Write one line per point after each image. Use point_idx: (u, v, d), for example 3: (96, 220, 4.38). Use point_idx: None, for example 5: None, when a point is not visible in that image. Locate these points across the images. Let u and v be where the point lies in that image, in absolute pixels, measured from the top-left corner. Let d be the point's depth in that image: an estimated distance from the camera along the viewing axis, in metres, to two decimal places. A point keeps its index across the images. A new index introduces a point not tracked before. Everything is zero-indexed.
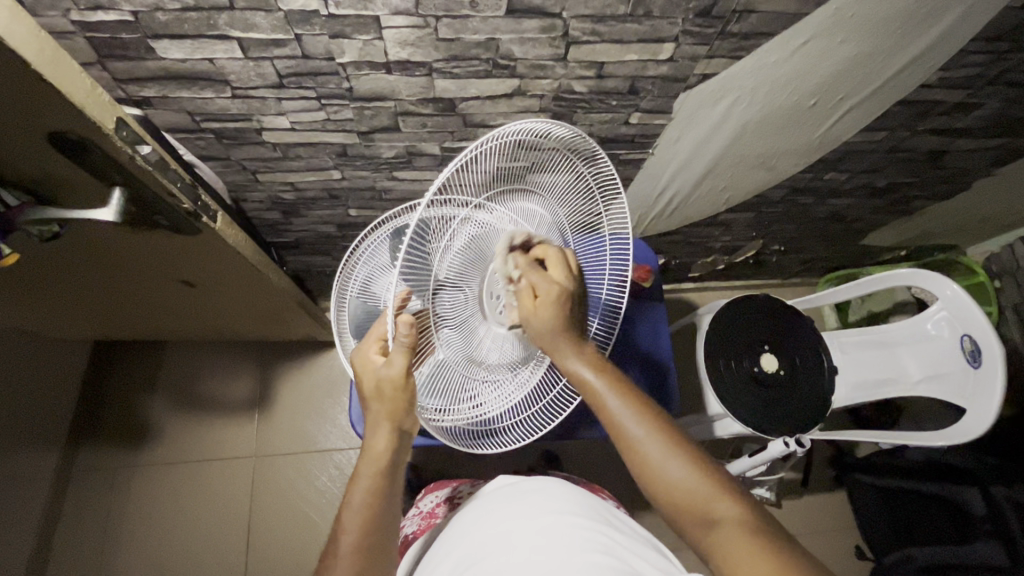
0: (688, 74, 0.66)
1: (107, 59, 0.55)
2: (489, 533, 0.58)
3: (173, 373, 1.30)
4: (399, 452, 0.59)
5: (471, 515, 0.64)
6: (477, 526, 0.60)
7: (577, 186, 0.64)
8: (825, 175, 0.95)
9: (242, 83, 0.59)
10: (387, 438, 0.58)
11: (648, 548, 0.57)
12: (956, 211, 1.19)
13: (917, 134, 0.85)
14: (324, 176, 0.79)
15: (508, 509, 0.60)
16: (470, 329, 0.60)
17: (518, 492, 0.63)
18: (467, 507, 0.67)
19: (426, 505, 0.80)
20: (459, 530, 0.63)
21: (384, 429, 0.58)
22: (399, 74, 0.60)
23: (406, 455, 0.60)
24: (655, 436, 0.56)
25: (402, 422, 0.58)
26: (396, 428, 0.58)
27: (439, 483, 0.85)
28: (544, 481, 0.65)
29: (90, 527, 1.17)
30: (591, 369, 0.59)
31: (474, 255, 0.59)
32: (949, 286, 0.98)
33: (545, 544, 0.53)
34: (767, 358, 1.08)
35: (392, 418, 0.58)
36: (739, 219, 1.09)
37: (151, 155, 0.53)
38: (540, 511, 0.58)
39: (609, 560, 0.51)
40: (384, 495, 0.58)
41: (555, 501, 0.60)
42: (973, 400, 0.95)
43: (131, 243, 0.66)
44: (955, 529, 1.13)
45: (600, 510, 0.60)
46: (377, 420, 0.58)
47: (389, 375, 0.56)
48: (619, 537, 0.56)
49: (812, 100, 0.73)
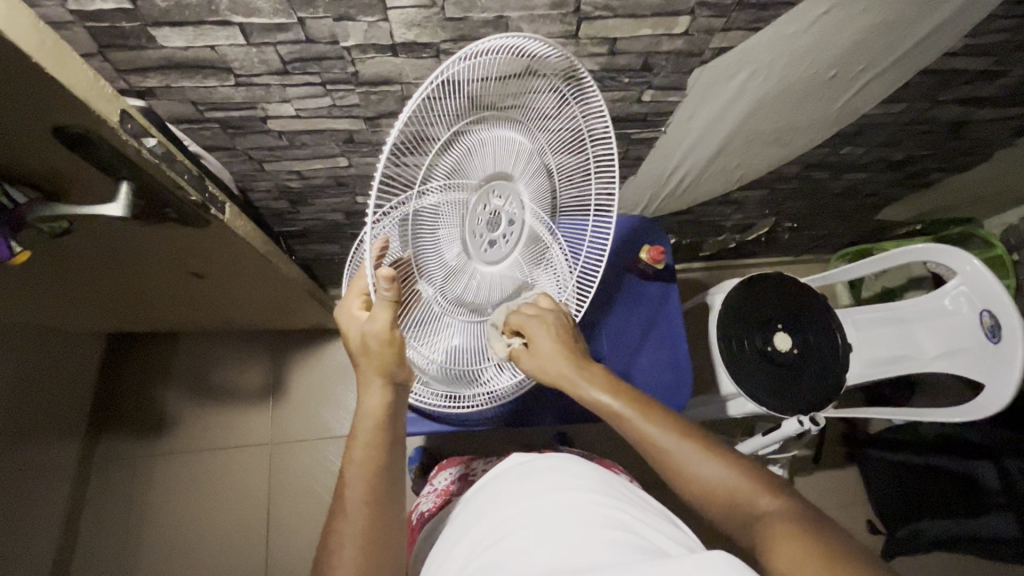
0: (703, 48, 0.63)
1: (107, 48, 0.54)
2: (507, 513, 0.57)
3: (187, 363, 1.31)
4: (395, 404, 0.59)
5: (485, 495, 0.63)
6: (492, 506, 0.60)
7: (558, 114, 0.58)
8: (842, 150, 0.93)
9: (245, 70, 0.58)
10: (381, 391, 0.58)
11: (664, 521, 0.58)
12: (975, 183, 1.16)
13: (939, 105, 0.83)
14: (331, 163, 0.78)
15: (523, 487, 0.60)
16: (457, 272, 0.59)
17: (529, 470, 0.63)
18: (480, 488, 0.66)
19: (441, 483, 0.80)
20: (473, 511, 0.62)
21: (376, 381, 0.57)
22: (405, 56, 0.58)
23: (403, 410, 0.60)
24: (686, 443, 0.56)
25: (394, 374, 0.57)
26: (390, 381, 0.58)
27: (451, 461, 0.85)
28: (555, 458, 0.65)
29: (114, 515, 1.20)
30: (609, 394, 0.60)
31: (456, 197, 0.56)
32: (970, 261, 0.96)
33: (564, 522, 0.53)
34: (781, 338, 1.08)
35: (384, 371, 0.57)
36: (752, 196, 1.07)
37: (157, 147, 0.53)
38: (555, 488, 0.58)
39: (629, 536, 0.52)
40: (388, 447, 0.57)
41: (567, 478, 0.60)
42: (993, 375, 0.94)
43: (140, 237, 0.66)
44: (966, 501, 1.14)
45: (613, 485, 0.61)
46: (368, 376, 0.58)
47: (374, 331, 0.54)
48: (635, 511, 0.57)
49: (833, 71, 0.70)
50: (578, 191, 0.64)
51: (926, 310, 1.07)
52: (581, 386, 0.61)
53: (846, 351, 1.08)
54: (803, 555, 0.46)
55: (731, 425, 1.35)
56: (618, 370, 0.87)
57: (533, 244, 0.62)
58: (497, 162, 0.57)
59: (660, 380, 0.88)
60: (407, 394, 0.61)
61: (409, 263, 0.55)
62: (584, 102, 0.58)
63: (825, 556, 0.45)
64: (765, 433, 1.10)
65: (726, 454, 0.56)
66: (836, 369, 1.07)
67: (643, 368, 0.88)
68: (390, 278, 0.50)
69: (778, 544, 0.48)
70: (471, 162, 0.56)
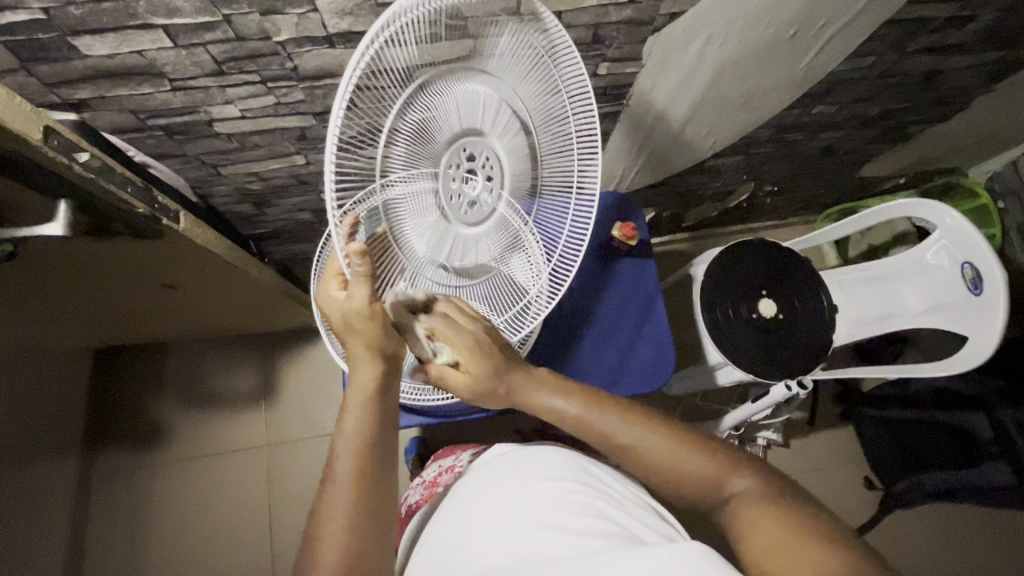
0: (653, 14, 0.61)
1: (31, 62, 0.52)
2: (486, 503, 0.57)
3: (177, 373, 1.31)
4: (387, 379, 0.58)
5: (465, 488, 0.63)
6: (470, 499, 0.60)
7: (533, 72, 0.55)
8: (813, 109, 0.91)
9: (179, 73, 0.56)
10: (370, 364, 0.56)
11: (643, 510, 0.58)
12: (956, 132, 1.14)
13: (909, 55, 0.80)
14: (289, 162, 0.76)
15: (502, 479, 0.60)
16: (436, 239, 0.56)
17: (508, 462, 0.63)
18: (463, 479, 0.66)
19: (430, 475, 0.80)
20: (452, 504, 0.62)
21: (364, 355, 0.56)
22: (343, 47, 0.56)
23: (395, 384, 0.59)
24: (644, 433, 0.58)
25: (382, 346, 0.57)
26: (378, 353, 0.57)
27: (445, 452, 0.85)
28: (534, 447, 0.65)
29: (117, 528, 1.21)
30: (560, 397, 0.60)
31: (426, 156, 0.53)
32: (948, 213, 0.95)
33: (540, 516, 0.53)
34: (766, 303, 1.06)
35: (372, 345, 0.56)
36: (727, 163, 1.05)
37: (92, 161, 0.51)
38: (532, 479, 0.58)
39: (605, 525, 0.52)
40: (380, 420, 0.57)
41: (544, 467, 0.60)
42: (975, 326, 0.93)
43: (94, 253, 0.64)
44: (961, 453, 1.14)
45: (591, 472, 0.61)
46: (358, 351, 0.56)
47: (354, 308, 0.53)
48: (612, 499, 0.57)
49: (791, 30, 0.68)
50: (560, 171, 0.60)
51: (910, 266, 1.06)
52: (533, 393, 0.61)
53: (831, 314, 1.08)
54: (775, 535, 0.49)
55: (723, 394, 1.35)
56: (600, 349, 0.87)
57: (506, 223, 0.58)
58: (463, 114, 0.53)
59: (642, 356, 0.87)
60: (401, 367, 0.60)
61: (386, 240, 0.54)
62: (551, 51, 0.54)
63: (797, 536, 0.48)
64: (755, 400, 1.10)
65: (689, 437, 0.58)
66: (823, 333, 1.06)
67: (624, 344, 0.88)
68: (360, 253, 0.50)
69: (752, 525, 0.51)
70: (433, 126, 0.52)
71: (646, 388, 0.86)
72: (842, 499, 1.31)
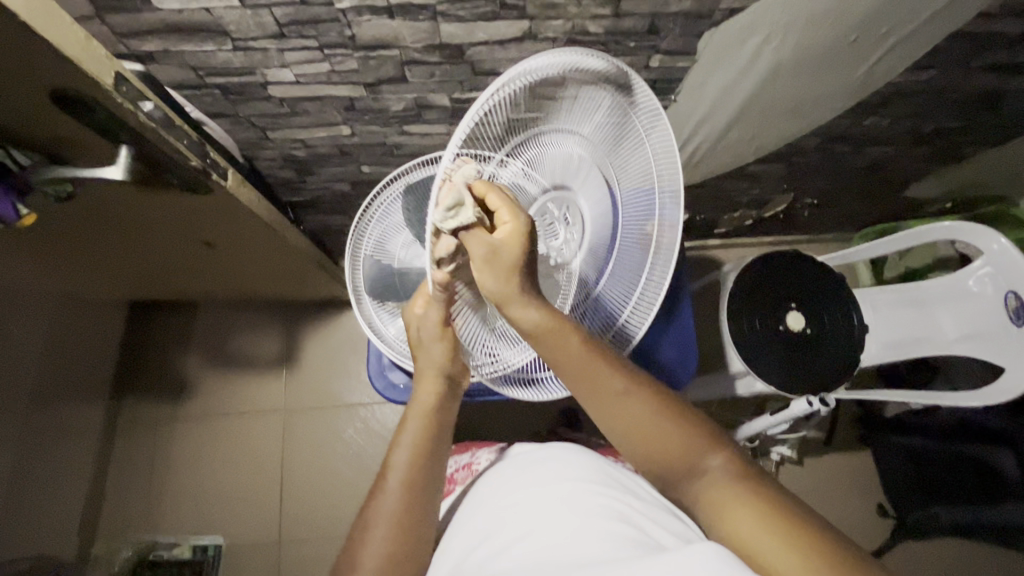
0: (713, 9, 0.60)
1: (104, 11, 0.54)
2: (505, 504, 0.58)
3: (204, 332, 1.35)
4: (448, 400, 0.63)
5: (488, 485, 0.64)
6: (494, 496, 0.61)
7: (612, 123, 0.56)
8: (865, 121, 0.88)
9: (241, 33, 0.58)
10: (435, 385, 0.63)
11: (662, 513, 0.57)
12: (1010, 159, 1.10)
13: (972, 72, 0.78)
14: (334, 131, 0.77)
15: (523, 480, 0.61)
16: None
17: (531, 462, 0.64)
18: (484, 477, 0.68)
19: (446, 470, 0.81)
20: (477, 502, 0.63)
21: (432, 376, 0.62)
22: (403, 19, 0.57)
23: (454, 404, 0.65)
24: (646, 403, 0.54)
25: (451, 370, 0.63)
26: (443, 374, 0.63)
27: (460, 446, 0.86)
28: (557, 448, 0.65)
29: (137, 474, 1.25)
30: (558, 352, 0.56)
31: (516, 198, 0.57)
32: (996, 239, 0.91)
33: (561, 516, 0.53)
34: (794, 316, 1.05)
35: (441, 367, 0.62)
36: (768, 170, 1.03)
37: (154, 111, 0.53)
38: (554, 480, 0.58)
39: (626, 527, 0.51)
40: (435, 435, 0.62)
41: (567, 469, 0.60)
42: (1014, 358, 0.90)
43: (145, 203, 0.67)
44: (983, 490, 1.11)
45: (612, 475, 0.61)
46: (427, 372, 0.63)
47: (427, 328, 0.61)
48: (633, 502, 0.56)
49: (853, 35, 0.67)
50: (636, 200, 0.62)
51: (949, 292, 1.03)
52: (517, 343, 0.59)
53: (860, 334, 1.05)
54: (748, 518, 0.47)
55: (740, 404, 1.34)
56: (624, 347, 0.87)
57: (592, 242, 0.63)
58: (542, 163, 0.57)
59: (663, 355, 0.87)
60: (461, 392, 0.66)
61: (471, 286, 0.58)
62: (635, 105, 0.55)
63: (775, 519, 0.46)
64: (773, 413, 1.08)
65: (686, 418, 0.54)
66: (850, 351, 1.04)
67: (646, 341, 0.88)
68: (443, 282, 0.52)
69: (727, 507, 0.49)
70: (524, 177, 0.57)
71: (666, 388, 0.86)
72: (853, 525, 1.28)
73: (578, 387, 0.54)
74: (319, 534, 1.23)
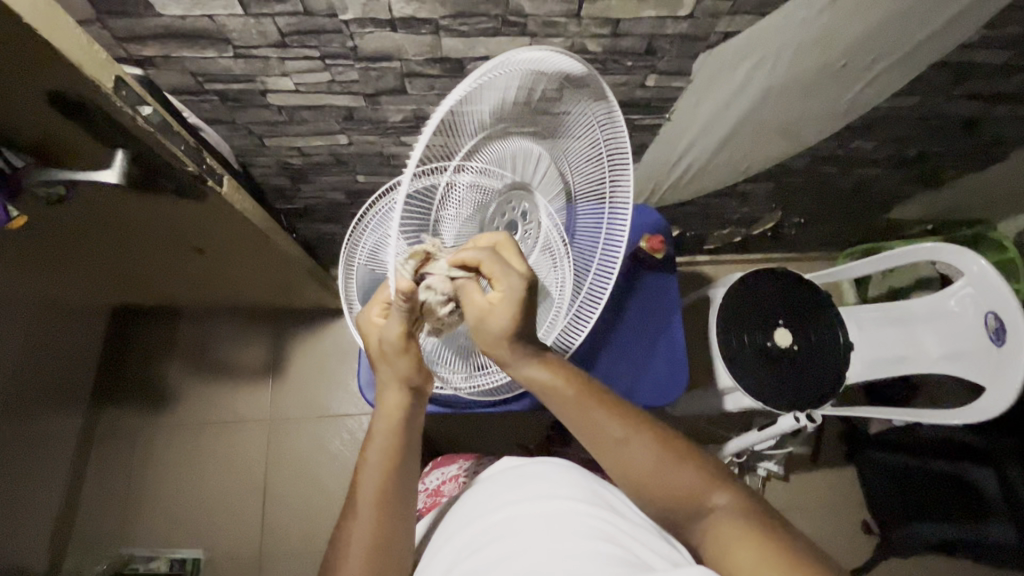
0: (708, 32, 0.62)
1: (106, 15, 0.54)
2: (492, 520, 0.57)
3: (190, 339, 1.33)
4: (411, 408, 0.60)
5: (473, 500, 0.63)
6: (479, 512, 0.60)
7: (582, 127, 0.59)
8: (851, 144, 0.91)
9: (244, 41, 0.58)
10: (398, 395, 0.59)
11: (650, 534, 0.56)
12: (988, 184, 1.13)
13: (953, 100, 0.81)
14: (331, 140, 0.78)
15: (512, 495, 0.60)
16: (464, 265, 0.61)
17: (521, 477, 0.62)
18: (471, 490, 0.67)
19: (433, 482, 0.80)
20: (462, 516, 0.62)
21: (393, 386, 0.59)
22: (405, 32, 0.57)
23: (420, 412, 0.62)
24: (638, 438, 0.58)
25: (410, 378, 0.59)
26: (405, 385, 0.59)
27: (446, 458, 0.85)
28: (547, 464, 0.65)
29: (114, 484, 1.22)
30: (545, 372, 0.60)
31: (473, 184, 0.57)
32: (976, 261, 0.94)
33: (550, 534, 0.52)
34: (781, 333, 1.06)
35: (402, 377, 0.59)
36: (757, 189, 1.05)
37: (153, 116, 0.52)
38: (542, 497, 0.58)
39: (615, 549, 0.51)
40: (401, 447, 0.59)
41: (558, 486, 0.59)
42: (993, 378, 0.92)
43: (137, 207, 0.66)
44: (966, 507, 1.13)
45: (602, 495, 0.60)
46: (387, 379, 0.60)
47: (388, 339, 0.57)
48: (622, 523, 0.56)
49: (841, 62, 0.69)
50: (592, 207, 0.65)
51: (930, 311, 1.06)
52: (518, 364, 0.60)
53: (846, 349, 1.07)
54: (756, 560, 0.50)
55: (727, 420, 1.35)
56: (616, 361, 0.87)
57: (546, 247, 0.65)
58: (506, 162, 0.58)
59: (654, 369, 0.88)
60: (426, 397, 0.62)
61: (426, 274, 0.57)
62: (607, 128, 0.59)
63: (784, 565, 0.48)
64: (760, 429, 1.09)
65: (686, 454, 0.59)
66: (837, 368, 1.06)
67: (638, 355, 0.88)
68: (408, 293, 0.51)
69: (735, 546, 0.52)
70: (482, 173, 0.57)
71: (655, 401, 0.87)
72: (838, 541, 1.29)
73: (584, 430, 0.60)
74: (301, 548, 1.20)
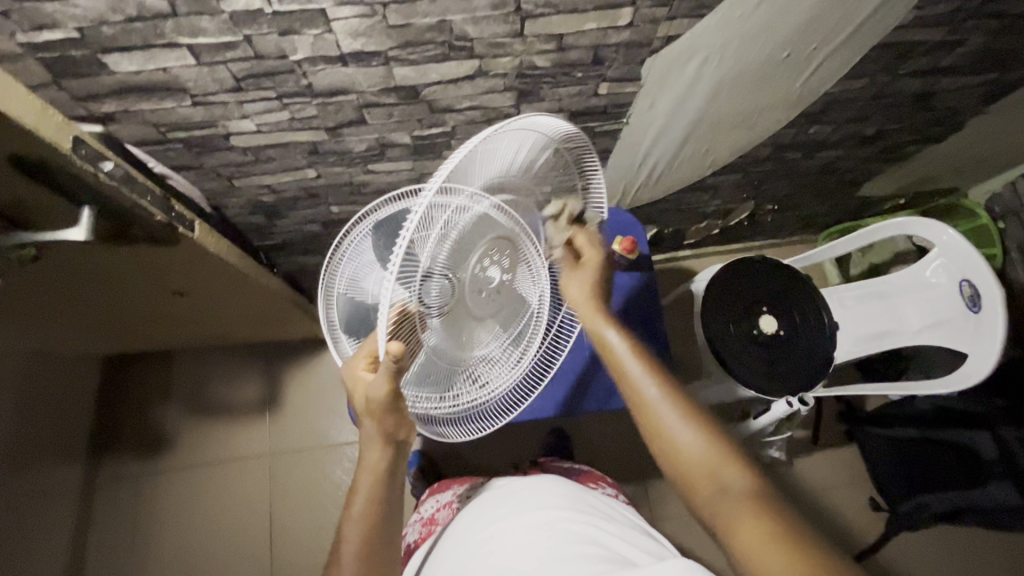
0: (651, 37, 0.64)
1: (63, 77, 0.55)
2: (479, 536, 0.58)
3: (183, 382, 1.33)
4: (394, 461, 0.59)
5: (467, 518, 0.64)
6: (471, 528, 0.61)
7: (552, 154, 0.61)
8: (809, 130, 0.93)
9: (200, 89, 0.59)
10: (381, 450, 0.58)
11: (633, 533, 0.58)
12: (952, 154, 1.16)
13: (900, 78, 0.83)
14: (300, 175, 0.79)
15: (500, 509, 0.61)
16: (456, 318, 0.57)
17: (509, 493, 0.63)
18: (463, 509, 0.68)
19: (428, 510, 0.79)
20: (455, 534, 0.63)
21: (377, 442, 0.58)
22: (356, 66, 0.59)
23: (404, 468, 0.61)
24: (670, 398, 0.58)
25: (394, 433, 0.57)
26: (390, 440, 0.58)
27: (442, 485, 0.84)
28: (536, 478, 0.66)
29: (120, 533, 1.22)
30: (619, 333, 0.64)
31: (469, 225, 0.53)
32: (945, 231, 0.96)
33: (534, 542, 0.53)
34: (767, 319, 1.08)
35: (384, 432, 0.57)
36: (727, 180, 1.07)
37: (115, 170, 0.54)
38: (529, 508, 0.58)
39: (597, 550, 0.52)
40: (385, 501, 0.59)
41: (542, 496, 0.61)
42: (974, 343, 0.93)
43: (112, 259, 0.67)
44: (965, 474, 1.11)
45: (586, 500, 0.61)
46: (370, 436, 0.57)
47: (375, 394, 0.54)
48: (607, 525, 0.57)
49: (785, 51, 0.71)
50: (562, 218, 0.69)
51: (909, 284, 1.07)
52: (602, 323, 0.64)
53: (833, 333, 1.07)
54: (755, 537, 0.47)
55: (725, 410, 1.36)
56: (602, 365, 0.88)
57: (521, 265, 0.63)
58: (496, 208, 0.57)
59: None
60: (407, 449, 0.61)
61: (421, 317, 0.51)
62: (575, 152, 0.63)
63: (782, 532, 0.46)
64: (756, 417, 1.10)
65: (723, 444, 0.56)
66: (825, 350, 1.06)
67: None
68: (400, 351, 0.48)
69: (737, 525, 0.49)
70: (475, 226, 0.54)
71: None
72: (847, 521, 1.29)
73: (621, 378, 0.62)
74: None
